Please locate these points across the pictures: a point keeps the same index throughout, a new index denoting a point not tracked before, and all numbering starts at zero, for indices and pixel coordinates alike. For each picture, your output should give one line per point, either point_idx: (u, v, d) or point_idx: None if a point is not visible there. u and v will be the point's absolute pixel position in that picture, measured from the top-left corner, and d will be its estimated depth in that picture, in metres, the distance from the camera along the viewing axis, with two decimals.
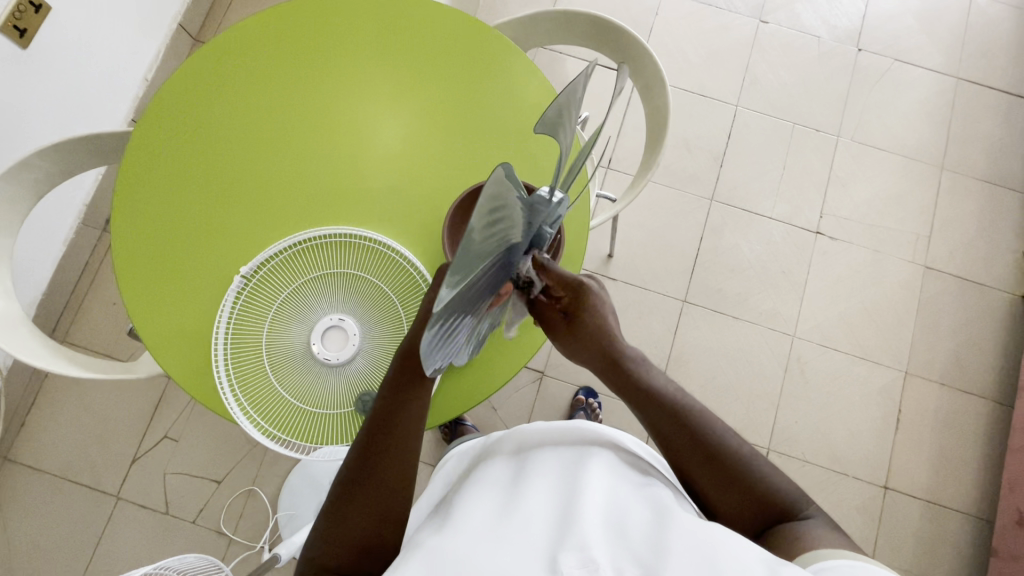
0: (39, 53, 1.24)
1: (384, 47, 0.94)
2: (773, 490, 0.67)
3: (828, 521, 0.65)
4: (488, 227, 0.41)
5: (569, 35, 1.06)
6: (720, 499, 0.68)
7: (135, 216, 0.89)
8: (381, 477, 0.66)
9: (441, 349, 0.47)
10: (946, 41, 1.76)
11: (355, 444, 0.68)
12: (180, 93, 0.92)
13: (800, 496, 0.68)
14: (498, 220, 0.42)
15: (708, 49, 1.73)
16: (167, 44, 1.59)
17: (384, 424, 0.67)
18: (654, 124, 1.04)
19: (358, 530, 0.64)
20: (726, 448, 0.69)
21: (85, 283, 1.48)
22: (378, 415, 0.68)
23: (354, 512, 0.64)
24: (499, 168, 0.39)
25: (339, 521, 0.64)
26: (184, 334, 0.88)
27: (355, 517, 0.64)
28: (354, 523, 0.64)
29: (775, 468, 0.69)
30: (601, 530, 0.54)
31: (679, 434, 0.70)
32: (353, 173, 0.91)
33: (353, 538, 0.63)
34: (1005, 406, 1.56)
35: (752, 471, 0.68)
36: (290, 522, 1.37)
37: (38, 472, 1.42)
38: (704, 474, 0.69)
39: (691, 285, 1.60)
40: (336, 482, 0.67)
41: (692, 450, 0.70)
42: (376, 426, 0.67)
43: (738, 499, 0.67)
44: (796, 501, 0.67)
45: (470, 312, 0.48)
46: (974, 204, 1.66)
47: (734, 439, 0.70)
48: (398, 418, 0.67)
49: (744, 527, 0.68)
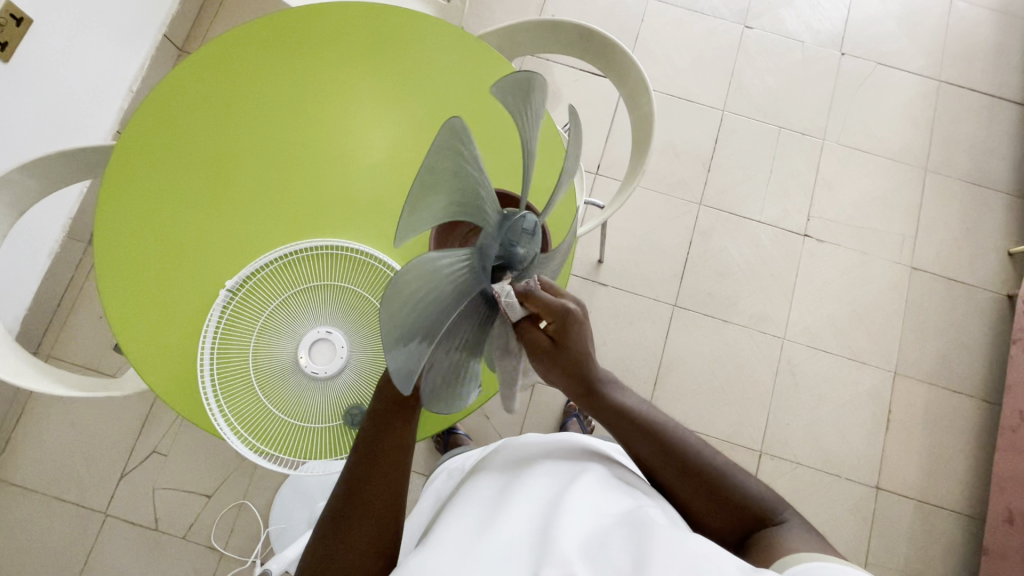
0: (21, 66, 1.23)
1: (367, 58, 0.94)
2: (749, 496, 0.68)
3: (803, 524, 0.66)
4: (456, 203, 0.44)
5: (555, 43, 1.06)
6: (698, 509, 0.69)
7: (118, 229, 0.88)
8: (371, 503, 0.65)
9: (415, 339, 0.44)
10: (927, 44, 1.78)
11: (344, 475, 0.67)
12: (162, 107, 0.91)
13: (776, 500, 0.69)
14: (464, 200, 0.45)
15: (694, 55, 1.75)
16: (152, 55, 1.58)
17: (371, 451, 0.67)
18: (639, 131, 1.04)
19: (351, 551, 0.63)
20: (700, 459, 0.69)
21: (70, 297, 1.47)
22: (366, 443, 0.67)
23: (346, 532, 0.64)
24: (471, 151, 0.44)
25: (330, 553, 0.63)
26: (170, 350, 0.87)
27: (345, 549, 0.63)
28: (343, 552, 0.63)
29: (752, 476, 0.70)
30: (584, 542, 0.54)
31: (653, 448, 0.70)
32: (339, 185, 0.91)
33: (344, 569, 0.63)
34: (992, 404, 1.57)
35: (728, 479, 0.68)
36: (281, 536, 1.35)
37: (24, 491, 1.39)
38: (680, 486, 0.69)
39: (681, 289, 1.60)
40: (324, 513, 0.66)
41: (667, 463, 0.70)
42: (365, 455, 0.67)
43: (713, 508, 0.68)
44: (771, 507, 0.68)
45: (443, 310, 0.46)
46: (957, 205, 1.68)
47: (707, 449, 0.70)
48: (385, 446, 0.67)
49: (721, 535, 0.68)
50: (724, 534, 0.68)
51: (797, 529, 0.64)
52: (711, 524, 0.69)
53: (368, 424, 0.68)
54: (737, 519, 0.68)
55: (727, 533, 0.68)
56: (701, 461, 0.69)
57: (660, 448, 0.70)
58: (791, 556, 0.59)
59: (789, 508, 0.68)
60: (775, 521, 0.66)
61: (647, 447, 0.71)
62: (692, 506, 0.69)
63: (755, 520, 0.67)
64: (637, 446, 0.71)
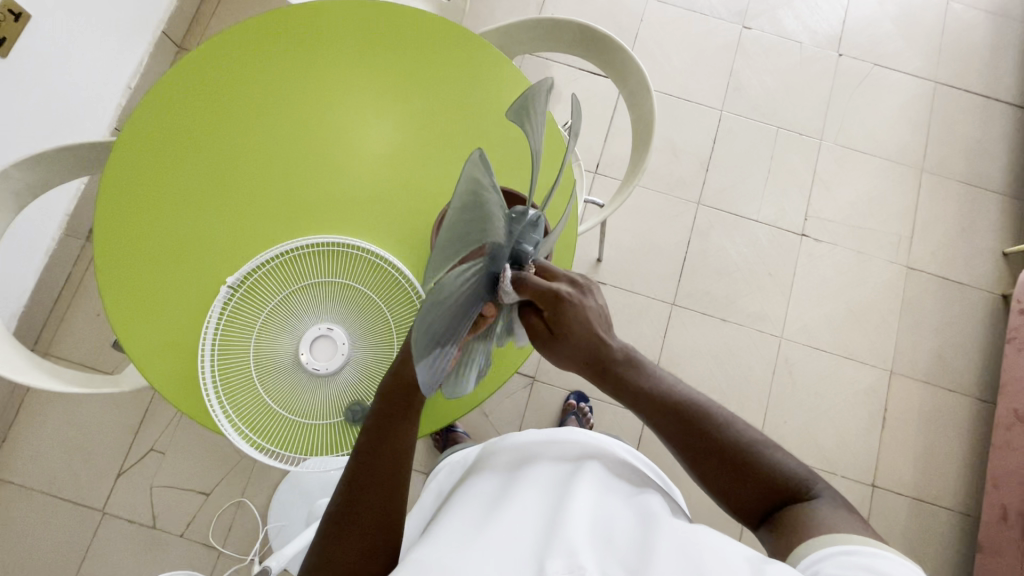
0: (18, 62, 1.23)
1: (367, 54, 0.94)
2: (781, 474, 0.68)
3: (836, 499, 0.66)
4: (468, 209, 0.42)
5: (556, 43, 1.06)
6: (731, 490, 0.70)
7: (118, 225, 0.88)
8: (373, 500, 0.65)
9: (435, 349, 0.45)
10: (923, 46, 1.79)
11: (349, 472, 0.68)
12: (162, 104, 0.91)
13: (809, 476, 0.69)
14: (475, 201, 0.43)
15: (692, 55, 1.76)
16: (150, 52, 1.58)
17: (372, 451, 0.68)
18: (641, 129, 1.05)
19: (349, 546, 0.63)
20: (727, 438, 0.70)
21: (68, 294, 1.46)
22: (366, 443, 0.69)
23: (347, 528, 0.64)
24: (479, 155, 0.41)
25: (332, 549, 0.63)
26: (169, 346, 0.87)
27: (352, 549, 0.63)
28: (344, 549, 0.63)
29: (784, 452, 0.70)
30: (588, 536, 0.54)
31: (682, 431, 0.72)
32: (339, 182, 0.91)
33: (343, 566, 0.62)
34: (987, 403, 1.59)
35: (760, 459, 0.69)
36: (280, 533, 1.35)
37: (21, 489, 1.39)
38: (709, 466, 0.70)
39: (679, 288, 1.61)
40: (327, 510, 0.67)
41: (698, 445, 0.71)
42: (364, 454, 0.68)
43: (742, 487, 0.69)
44: (802, 483, 0.68)
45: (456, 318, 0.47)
46: (953, 205, 1.70)
47: (738, 428, 0.71)
48: (386, 447, 0.68)
49: (754, 513, 0.70)
50: (752, 511, 0.70)
51: (829, 505, 0.65)
52: (739, 502, 0.70)
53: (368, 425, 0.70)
54: (764, 496, 0.69)
55: (755, 508, 0.69)
56: (729, 441, 0.70)
57: (688, 429, 0.71)
58: (818, 539, 0.59)
59: (821, 484, 0.68)
60: (807, 496, 0.67)
61: (674, 428, 0.72)
62: (718, 486, 0.70)
63: (785, 496, 0.68)
64: (664, 427, 0.73)
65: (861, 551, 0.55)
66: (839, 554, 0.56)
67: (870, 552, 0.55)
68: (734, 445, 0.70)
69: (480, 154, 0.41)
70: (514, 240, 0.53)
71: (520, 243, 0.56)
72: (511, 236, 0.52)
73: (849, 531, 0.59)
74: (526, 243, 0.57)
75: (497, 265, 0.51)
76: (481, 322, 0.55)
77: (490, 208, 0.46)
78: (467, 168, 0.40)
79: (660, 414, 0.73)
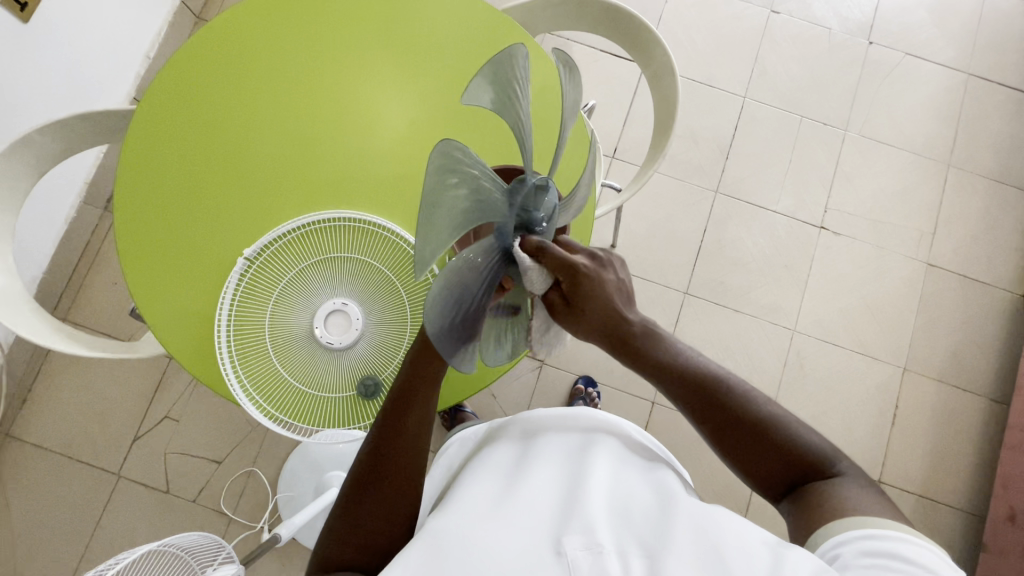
0: (39, 27, 1.22)
1: (386, 27, 0.92)
2: (806, 449, 0.68)
3: (861, 476, 0.67)
4: (449, 195, 0.42)
5: (580, 20, 1.04)
6: (750, 463, 0.70)
7: (139, 193, 0.88)
8: (393, 473, 0.67)
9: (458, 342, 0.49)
10: (958, 35, 1.74)
11: (369, 443, 0.69)
12: (180, 72, 0.90)
13: (834, 452, 0.69)
14: (456, 186, 0.42)
15: (716, 39, 1.71)
16: (169, 21, 1.57)
17: (393, 420, 0.68)
18: (663, 112, 1.02)
19: (370, 522, 0.65)
20: (747, 411, 0.70)
21: (85, 262, 1.48)
22: (389, 414, 0.68)
23: (370, 501, 0.66)
24: (440, 147, 0.39)
25: (354, 519, 0.65)
26: (186, 315, 0.88)
27: (371, 515, 0.65)
28: (366, 521, 0.65)
29: (810, 430, 0.70)
30: (604, 516, 0.56)
31: (700, 404, 0.71)
32: (355, 157, 0.91)
33: (365, 540, 0.64)
34: (1001, 403, 1.57)
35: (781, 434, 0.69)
36: (289, 503, 1.39)
37: (41, 450, 1.43)
38: (728, 439, 0.70)
39: (693, 278, 1.60)
40: (349, 480, 0.68)
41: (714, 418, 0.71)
42: (385, 428, 0.68)
43: (762, 459, 0.69)
44: (827, 460, 0.68)
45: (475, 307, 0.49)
46: (979, 201, 1.66)
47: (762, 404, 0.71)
48: (409, 422, 0.68)
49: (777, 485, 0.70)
50: (774, 484, 0.70)
51: (855, 484, 0.65)
52: (760, 476, 0.70)
53: (389, 400, 0.69)
54: (786, 470, 0.69)
55: (778, 483, 0.70)
56: (753, 414, 0.70)
57: (712, 405, 0.71)
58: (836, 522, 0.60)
59: (847, 461, 0.69)
60: (830, 471, 0.67)
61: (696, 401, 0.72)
62: (732, 450, 0.71)
63: (808, 473, 0.68)
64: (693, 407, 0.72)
65: (887, 536, 0.56)
66: (860, 539, 0.57)
67: (899, 536, 0.56)
68: (758, 419, 0.70)
69: (442, 145, 0.39)
70: (517, 208, 0.52)
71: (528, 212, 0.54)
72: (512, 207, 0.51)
73: (875, 513, 0.60)
74: (536, 208, 0.55)
75: (504, 239, 0.51)
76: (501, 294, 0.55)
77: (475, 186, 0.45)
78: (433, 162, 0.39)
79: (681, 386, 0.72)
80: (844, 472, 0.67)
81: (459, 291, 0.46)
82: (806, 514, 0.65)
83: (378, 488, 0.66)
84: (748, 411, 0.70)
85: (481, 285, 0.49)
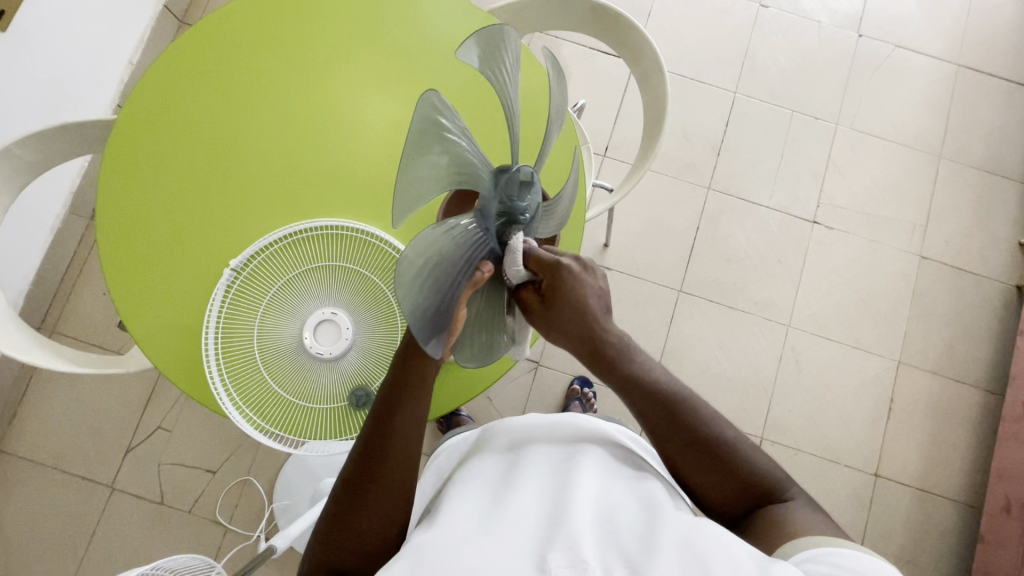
0: (18, 35, 1.20)
1: (370, 30, 0.91)
2: (762, 474, 0.69)
3: (809, 502, 0.69)
4: (431, 144, 0.45)
5: (566, 20, 1.03)
6: (707, 484, 0.70)
7: (123, 203, 0.87)
8: (385, 481, 0.65)
9: (430, 320, 0.47)
10: (946, 27, 1.73)
11: (355, 446, 0.67)
12: (163, 80, 0.88)
13: (786, 478, 0.70)
14: (439, 136, 0.45)
15: (706, 34, 1.70)
16: (152, 26, 1.55)
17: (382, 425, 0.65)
18: (652, 113, 1.02)
19: (363, 532, 0.64)
20: (709, 435, 0.69)
21: (73, 273, 1.46)
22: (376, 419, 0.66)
23: (358, 513, 0.64)
24: (430, 94, 0.43)
25: (345, 529, 0.65)
26: (174, 327, 0.87)
27: (364, 523, 0.64)
28: (356, 532, 0.64)
29: (765, 454, 0.71)
30: (591, 530, 0.55)
31: (665, 424, 0.70)
32: (341, 163, 0.90)
33: (358, 546, 0.65)
34: (995, 394, 1.57)
35: (737, 457, 0.69)
36: (286, 512, 1.38)
37: (32, 464, 1.41)
38: (690, 462, 0.70)
39: (687, 276, 1.59)
40: (337, 486, 0.67)
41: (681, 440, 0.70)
42: (372, 431, 0.66)
43: (720, 482, 0.69)
44: (779, 485, 0.69)
45: (446, 287, 0.48)
46: (971, 193, 1.66)
47: (720, 425, 0.70)
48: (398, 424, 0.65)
49: (731, 508, 0.70)
50: (729, 507, 0.71)
51: (805, 508, 0.67)
52: (716, 498, 0.70)
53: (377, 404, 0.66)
54: (741, 494, 0.69)
55: (731, 507, 0.70)
56: (713, 438, 0.69)
57: (672, 423, 0.70)
58: (797, 541, 0.61)
59: (797, 488, 0.70)
60: (781, 498, 0.68)
61: (663, 424, 0.70)
62: (689, 470, 0.70)
63: (761, 497, 0.69)
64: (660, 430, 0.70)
65: (851, 554, 0.56)
66: (827, 555, 0.57)
67: (866, 557, 0.56)
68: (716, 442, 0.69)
69: (431, 92, 0.43)
70: (501, 193, 0.55)
71: (513, 201, 0.55)
72: (496, 189, 0.54)
73: (836, 538, 0.61)
74: (522, 199, 0.56)
75: (485, 219, 0.53)
76: (478, 277, 0.52)
77: (459, 153, 0.48)
78: (421, 107, 0.42)
79: (649, 405, 0.70)
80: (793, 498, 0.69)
81: (435, 254, 0.46)
82: (762, 538, 0.65)
83: (374, 495, 0.65)
84: (710, 434, 0.69)
85: (453, 265, 0.49)
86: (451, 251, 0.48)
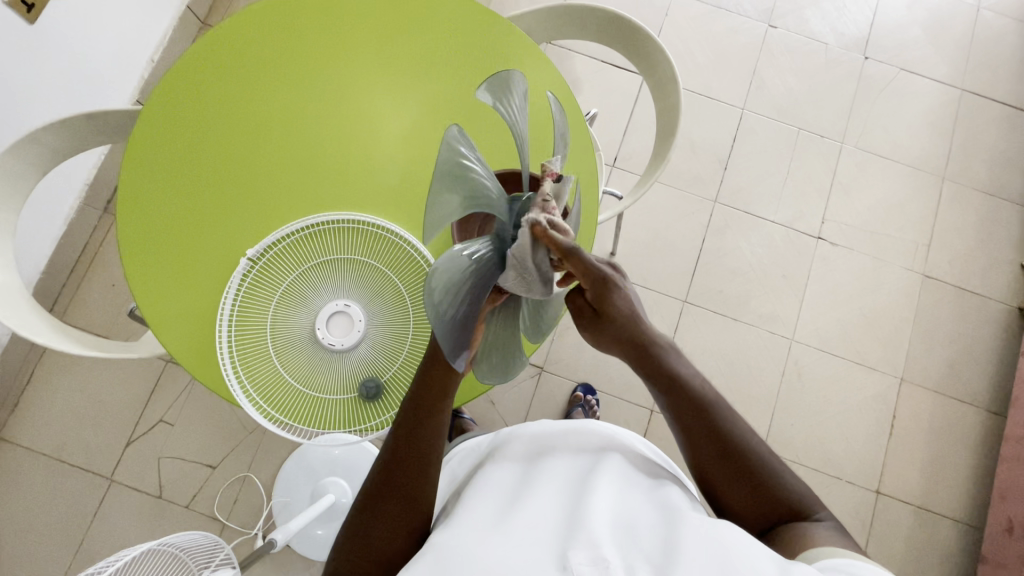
0: (45, 28, 1.23)
1: (392, 31, 0.94)
2: (786, 491, 0.69)
3: (838, 526, 0.67)
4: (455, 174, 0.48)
5: (584, 29, 1.05)
6: (730, 492, 0.71)
7: (144, 189, 0.88)
8: (405, 486, 0.66)
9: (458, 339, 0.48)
10: (951, 53, 1.77)
11: (382, 451, 0.68)
12: (188, 72, 0.90)
13: (812, 498, 0.70)
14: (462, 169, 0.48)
15: (715, 51, 1.74)
16: (175, 26, 1.59)
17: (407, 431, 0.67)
18: (666, 122, 1.04)
19: (383, 538, 0.64)
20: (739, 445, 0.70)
21: (84, 263, 1.47)
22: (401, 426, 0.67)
23: (377, 518, 0.65)
24: (451, 129, 0.47)
25: (366, 530, 0.65)
26: (188, 314, 0.88)
27: (380, 525, 0.64)
28: (376, 537, 0.64)
29: (794, 473, 0.71)
30: (610, 531, 0.55)
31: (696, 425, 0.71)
32: (359, 160, 0.92)
33: (378, 552, 0.64)
34: (998, 415, 1.57)
35: (763, 468, 0.70)
36: (284, 510, 1.36)
37: (31, 453, 1.41)
38: (714, 469, 0.71)
39: (692, 287, 1.60)
40: (360, 492, 0.67)
41: (708, 445, 0.71)
42: (397, 439, 0.67)
43: (745, 490, 0.70)
44: (807, 505, 0.69)
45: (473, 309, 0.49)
46: (975, 215, 1.68)
47: (749, 436, 0.71)
48: (422, 434, 0.66)
49: (752, 523, 0.70)
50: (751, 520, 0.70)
51: (833, 530, 0.66)
52: (740, 508, 0.71)
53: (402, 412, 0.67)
54: (765, 508, 0.69)
55: (753, 519, 0.70)
56: (744, 450, 0.70)
57: (700, 426, 0.71)
58: (815, 550, 0.61)
59: (825, 510, 0.70)
60: (808, 517, 0.68)
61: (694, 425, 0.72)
62: (714, 476, 0.71)
63: (785, 514, 0.69)
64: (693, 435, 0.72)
65: (871, 567, 0.56)
66: (846, 563, 0.57)
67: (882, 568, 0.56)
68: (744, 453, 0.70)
69: (449, 128, 0.47)
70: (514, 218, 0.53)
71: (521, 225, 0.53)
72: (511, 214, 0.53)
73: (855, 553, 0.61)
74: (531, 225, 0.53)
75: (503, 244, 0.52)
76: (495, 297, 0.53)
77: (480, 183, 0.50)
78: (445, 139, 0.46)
79: (683, 405, 0.72)
80: (822, 520, 0.68)
81: (460, 276, 0.46)
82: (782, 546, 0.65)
83: (392, 498, 0.65)
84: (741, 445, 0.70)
85: (478, 288, 0.49)
86: (476, 276, 0.48)
